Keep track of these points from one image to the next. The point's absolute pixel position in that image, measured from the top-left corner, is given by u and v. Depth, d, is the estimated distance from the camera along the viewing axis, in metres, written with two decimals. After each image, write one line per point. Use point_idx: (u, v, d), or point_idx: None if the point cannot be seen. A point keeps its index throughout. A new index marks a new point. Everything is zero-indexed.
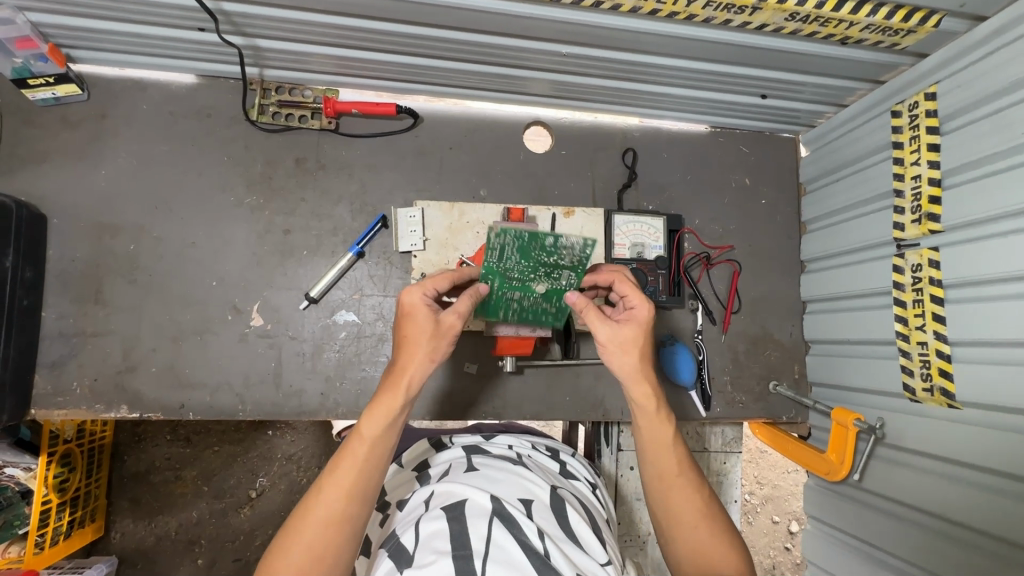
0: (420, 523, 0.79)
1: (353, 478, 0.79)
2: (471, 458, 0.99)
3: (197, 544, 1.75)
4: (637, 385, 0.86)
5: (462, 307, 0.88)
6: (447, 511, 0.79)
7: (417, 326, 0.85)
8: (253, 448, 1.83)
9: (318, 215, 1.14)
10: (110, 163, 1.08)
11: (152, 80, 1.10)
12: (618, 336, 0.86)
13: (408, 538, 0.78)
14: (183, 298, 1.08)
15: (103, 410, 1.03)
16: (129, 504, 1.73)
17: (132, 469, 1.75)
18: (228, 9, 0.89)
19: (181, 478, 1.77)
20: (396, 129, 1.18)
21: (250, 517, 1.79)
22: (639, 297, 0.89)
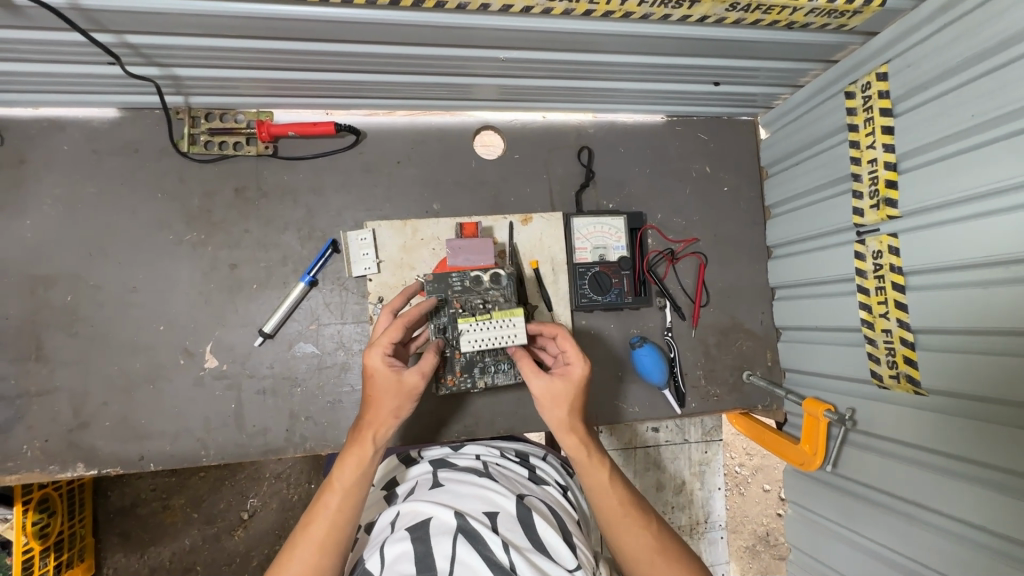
0: (384, 547, 0.76)
1: (326, 528, 0.79)
2: (437, 473, 0.96)
3: (193, 571, 1.73)
4: (565, 432, 0.88)
5: (425, 364, 0.88)
6: (412, 532, 0.77)
7: (384, 385, 0.85)
8: (239, 470, 1.80)
9: (265, 245, 1.09)
10: (35, 211, 1.02)
11: (70, 118, 1.03)
12: (548, 392, 0.88)
13: (373, 563, 0.75)
14: (131, 346, 1.03)
15: (59, 470, 0.99)
16: (119, 539, 1.70)
17: (117, 504, 1.71)
18: (133, 42, 0.83)
19: (169, 508, 1.74)
20: (338, 147, 1.12)
21: (244, 539, 1.77)
22: (576, 355, 0.90)
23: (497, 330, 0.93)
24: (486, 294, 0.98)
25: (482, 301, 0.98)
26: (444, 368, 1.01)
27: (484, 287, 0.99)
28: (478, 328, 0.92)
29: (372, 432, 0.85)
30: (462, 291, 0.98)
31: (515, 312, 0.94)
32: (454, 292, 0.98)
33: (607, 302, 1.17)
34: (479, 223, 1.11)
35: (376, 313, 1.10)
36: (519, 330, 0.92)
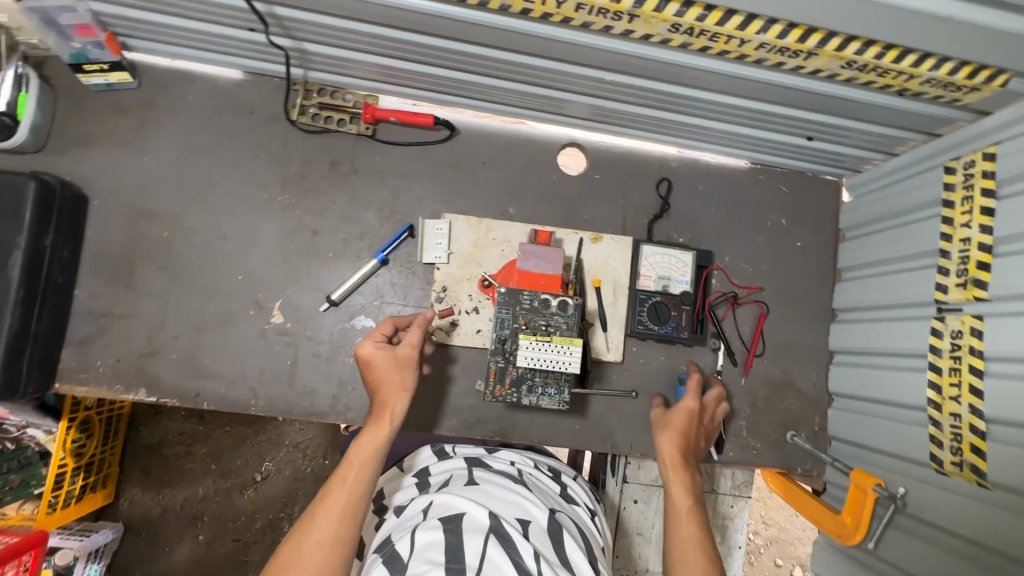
0: (415, 532, 0.78)
1: (345, 498, 0.82)
2: (473, 472, 0.97)
3: (200, 520, 1.79)
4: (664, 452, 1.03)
5: (414, 335, 0.98)
6: (444, 523, 0.79)
7: (383, 364, 0.94)
8: (261, 432, 1.85)
9: (347, 219, 1.14)
10: (153, 151, 1.11)
11: (201, 73, 1.13)
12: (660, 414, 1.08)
13: (402, 545, 0.77)
14: (209, 289, 1.10)
15: (123, 391, 1.06)
16: (139, 474, 1.78)
17: (146, 440, 1.79)
18: (279, 13, 0.90)
19: (191, 454, 1.81)
20: (431, 139, 1.18)
21: (252, 499, 1.81)
22: (694, 393, 1.08)
23: (554, 355, 0.93)
24: (551, 319, 0.96)
25: (545, 324, 0.96)
26: (494, 377, 0.96)
27: (550, 311, 0.96)
28: (536, 347, 0.92)
29: (384, 410, 0.90)
30: (531, 309, 0.96)
31: (574, 341, 0.93)
32: (521, 308, 0.97)
33: (662, 334, 1.16)
34: (553, 233, 1.13)
35: (437, 301, 1.12)
36: (575, 359, 0.92)
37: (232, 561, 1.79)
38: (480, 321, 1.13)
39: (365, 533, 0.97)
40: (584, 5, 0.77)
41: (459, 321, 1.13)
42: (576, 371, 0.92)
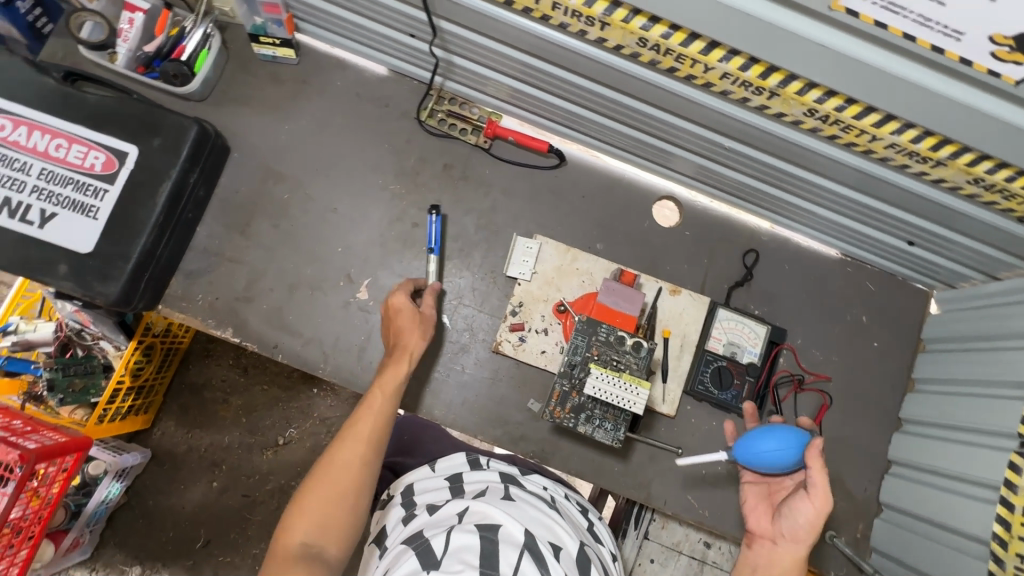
0: (452, 531, 0.80)
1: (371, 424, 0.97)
2: (507, 489, 0.99)
3: (218, 467, 1.86)
4: (805, 533, 0.95)
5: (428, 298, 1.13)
6: (480, 529, 0.81)
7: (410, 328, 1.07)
8: (294, 399, 1.93)
9: (447, 219, 1.22)
10: (294, 121, 1.22)
11: (353, 63, 1.25)
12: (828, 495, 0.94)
13: (437, 541, 0.80)
14: (310, 253, 1.18)
15: (213, 326, 1.14)
16: (177, 409, 1.88)
17: (191, 379, 1.89)
18: (443, 26, 1.00)
19: (227, 403, 1.90)
20: (540, 164, 1.25)
21: (270, 460, 1.88)
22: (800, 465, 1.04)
23: (621, 391, 0.93)
24: (623, 356, 0.97)
25: (616, 360, 0.98)
26: (556, 399, 0.98)
27: (623, 349, 0.98)
28: (605, 380, 0.94)
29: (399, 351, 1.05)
30: (605, 342, 0.98)
31: (642, 382, 0.94)
32: (597, 339, 0.98)
33: (720, 399, 1.16)
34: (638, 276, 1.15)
35: (511, 313, 1.17)
36: (640, 401, 0.92)
37: (237, 515, 1.84)
38: (547, 342, 1.16)
39: (386, 524, 0.99)
40: (731, 75, 0.82)
41: (528, 337, 1.16)
42: (640, 411, 0.93)
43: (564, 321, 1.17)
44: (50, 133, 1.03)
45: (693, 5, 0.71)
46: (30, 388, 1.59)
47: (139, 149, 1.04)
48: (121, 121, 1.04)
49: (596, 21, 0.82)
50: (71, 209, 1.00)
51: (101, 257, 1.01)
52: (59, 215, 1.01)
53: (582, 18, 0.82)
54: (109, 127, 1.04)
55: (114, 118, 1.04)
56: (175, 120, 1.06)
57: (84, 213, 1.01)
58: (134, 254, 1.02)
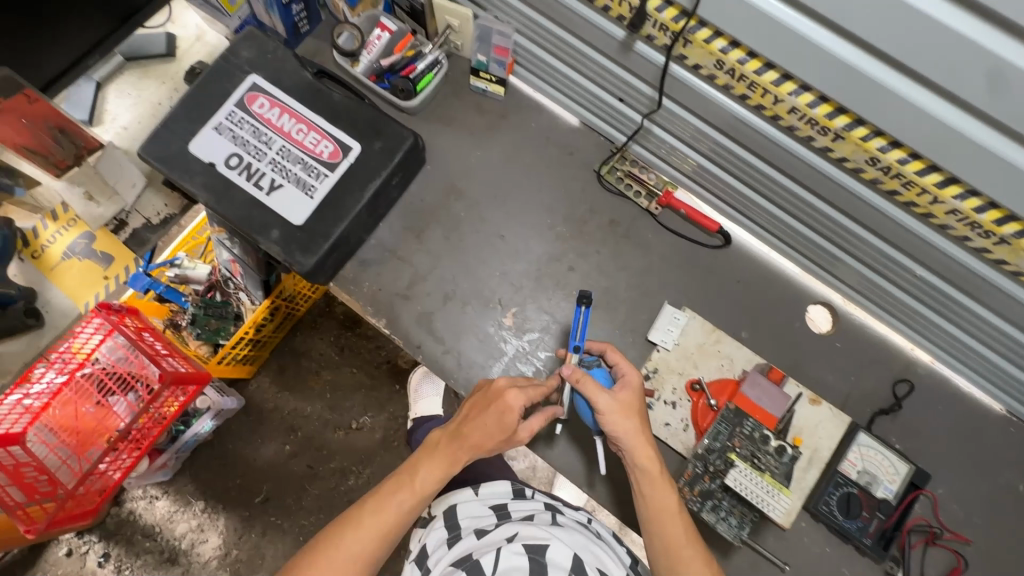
0: (502, 551, 0.95)
1: (395, 514, 0.94)
2: (552, 515, 1.10)
3: (294, 432, 1.96)
4: (647, 465, 0.94)
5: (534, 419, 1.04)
6: (531, 552, 0.95)
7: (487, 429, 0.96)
8: (378, 389, 2.01)
9: (601, 271, 1.26)
10: (486, 149, 1.33)
11: (550, 110, 1.35)
12: (610, 407, 0.97)
13: (488, 561, 0.95)
14: (469, 270, 1.26)
15: (371, 313, 1.24)
16: (276, 368, 1.99)
17: (296, 344, 2.01)
18: (661, 101, 1.07)
19: (318, 375, 2.00)
20: (703, 242, 1.27)
21: (340, 439, 1.97)
22: (629, 364, 1.04)
23: (761, 492, 0.91)
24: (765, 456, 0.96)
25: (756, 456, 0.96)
26: (687, 479, 0.98)
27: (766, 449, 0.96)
28: (747, 476, 0.92)
29: (461, 449, 0.97)
30: (749, 438, 0.97)
31: (784, 488, 0.92)
32: (740, 431, 0.97)
33: (843, 527, 1.09)
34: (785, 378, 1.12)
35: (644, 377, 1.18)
36: (779, 506, 0.90)
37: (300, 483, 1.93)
38: (673, 417, 1.16)
39: (427, 544, 1.10)
40: (959, 212, 0.81)
41: (655, 405, 1.17)
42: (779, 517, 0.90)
43: (694, 400, 1.16)
44: (296, 118, 1.19)
45: (907, 115, 0.74)
46: (172, 316, 1.49)
47: (362, 147, 1.17)
48: (354, 121, 1.19)
49: (831, 133, 0.84)
50: (295, 184, 1.14)
51: (308, 232, 1.14)
52: (284, 187, 1.15)
53: (818, 127, 0.85)
54: (344, 123, 1.19)
55: (349, 117, 1.19)
56: (398, 130, 1.19)
57: (304, 190, 1.15)
58: (334, 236, 1.14)
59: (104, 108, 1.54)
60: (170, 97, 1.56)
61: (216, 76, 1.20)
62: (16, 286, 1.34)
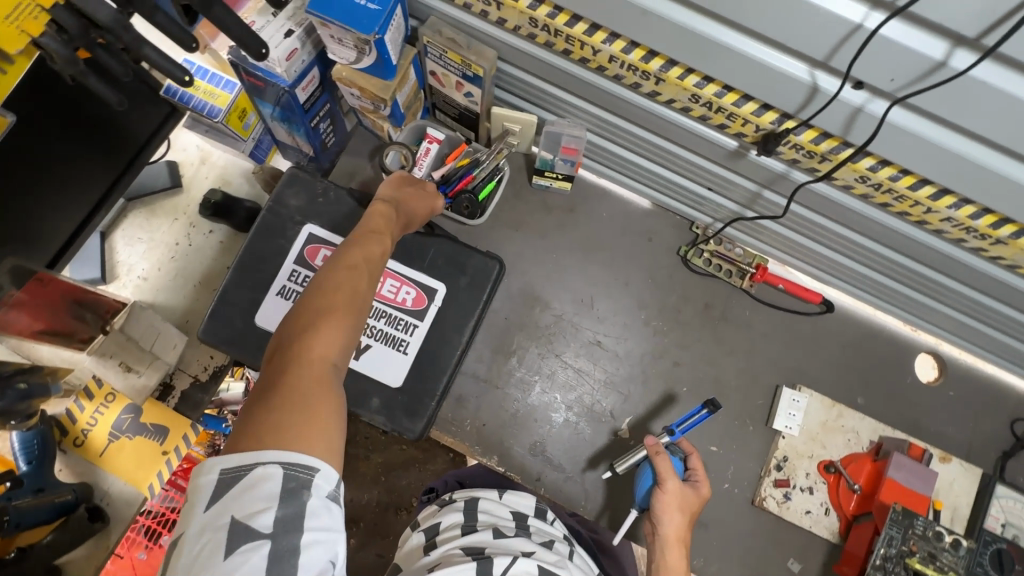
0: (519, 563, 0.78)
1: (380, 258, 0.84)
2: (569, 550, 0.91)
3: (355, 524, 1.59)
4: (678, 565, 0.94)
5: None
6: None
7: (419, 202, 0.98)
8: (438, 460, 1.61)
9: (707, 360, 1.21)
10: (561, 250, 1.24)
11: (620, 196, 1.27)
12: (678, 493, 0.98)
13: (501, 562, 0.77)
14: (573, 384, 1.19)
15: (480, 453, 1.16)
16: None
17: None
18: (764, 195, 1.01)
19: (367, 459, 1.61)
20: (803, 311, 1.23)
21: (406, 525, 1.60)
22: (704, 474, 1.03)
23: None
24: (943, 553, 0.97)
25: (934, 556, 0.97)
26: None
27: (942, 545, 0.98)
28: None
29: (403, 217, 0.94)
30: (924, 536, 0.97)
31: None
32: (914, 532, 0.98)
33: None
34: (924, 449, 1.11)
35: (776, 468, 1.15)
36: None
37: None
38: (813, 503, 1.13)
39: (440, 522, 0.92)
40: None
41: (793, 495, 1.14)
42: None
43: (831, 481, 1.14)
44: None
45: (990, 182, 0.70)
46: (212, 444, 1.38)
47: (447, 287, 1.08)
48: (432, 259, 1.08)
49: (991, 238, 0.80)
50: (385, 344, 1.03)
51: (410, 393, 1.05)
52: (373, 347, 1.03)
53: (975, 234, 0.81)
54: (422, 264, 1.08)
55: (424, 258, 1.08)
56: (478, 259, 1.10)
57: (396, 347, 1.04)
58: (439, 392, 1.05)
59: (115, 260, 1.38)
60: (187, 234, 1.40)
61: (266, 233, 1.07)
62: (70, 489, 1.20)
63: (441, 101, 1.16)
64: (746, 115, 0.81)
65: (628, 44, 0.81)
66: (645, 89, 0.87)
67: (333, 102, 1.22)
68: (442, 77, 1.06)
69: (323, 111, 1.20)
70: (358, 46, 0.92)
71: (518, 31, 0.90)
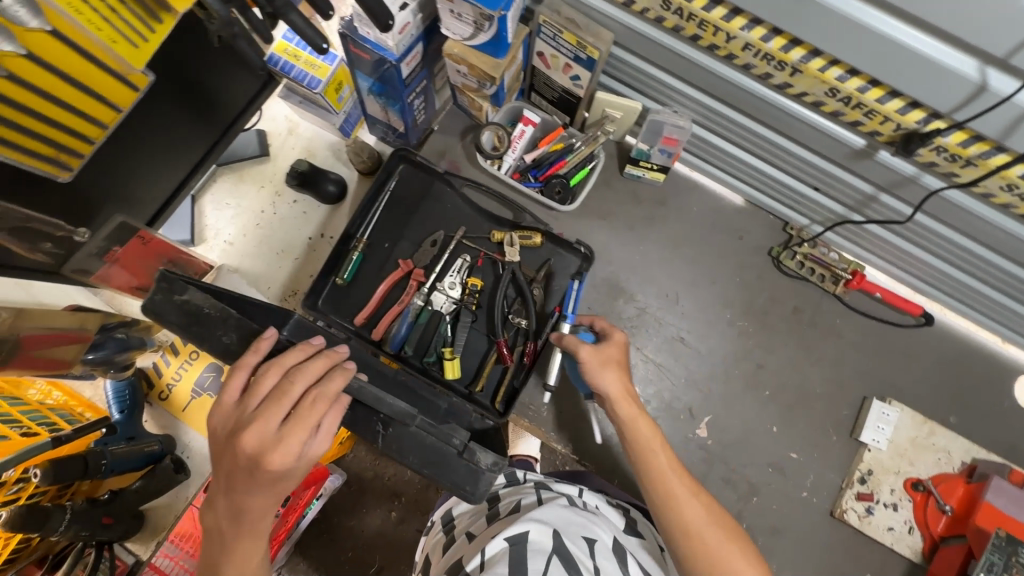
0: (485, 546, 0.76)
1: (252, 538, 0.67)
2: (537, 496, 0.91)
3: (398, 498, 1.57)
4: (660, 477, 0.88)
5: (289, 358, 0.68)
6: (511, 538, 0.76)
7: (254, 428, 0.63)
8: None
9: (793, 366, 1.18)
10: (648, 243, 1.22)
11: (712, 191, 1.23)
12: (596, 356, 0.98)
13: (472, 564, 0.76)
14: (653, 379, 1.18)
15: (556, 440, 1.16)
16: None
17: None
18: (880, 198, 0.97)
19: None
20: (898, 323, 1.18)
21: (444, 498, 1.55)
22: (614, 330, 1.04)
23: None
24: None
25: None
26: None
27: None
28: None
29: (261, 476, 0.63)
30: None
31: None
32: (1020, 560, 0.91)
33: None
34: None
35: (859, 481, 1.12)
36: None
37: None
38: (896, 520, 1.10)
39: (429, 554, 0.95)
40: None
41: (875, 510, 1.11)
42: None
43: (918, 500, 1.10)
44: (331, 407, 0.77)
45: None
46: None
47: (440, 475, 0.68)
48: (409, 459, 0.68)
49: None
50: None
51: None
52: None
53: None
54: (405, 461, 0.69)
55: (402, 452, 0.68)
56: (571, 259, 1.19)
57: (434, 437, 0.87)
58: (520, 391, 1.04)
59: (203, 224, 1.42)
60: (272, 203, 1.43)
61: (185, 325, 0.69)
62: (157, 440, 1.25)
63: (541, 83, 1.14)
64: (888, 113, 0.77)
65: (769, 32, 0.78)
66: (775, 80, 0.84)
67: (430, 79, 1.22)
68: (550, 58, 1.04)
69: (420, 87, 1.20)
70: (477, 21, 0.91)
71: (644, 14, 0.87)
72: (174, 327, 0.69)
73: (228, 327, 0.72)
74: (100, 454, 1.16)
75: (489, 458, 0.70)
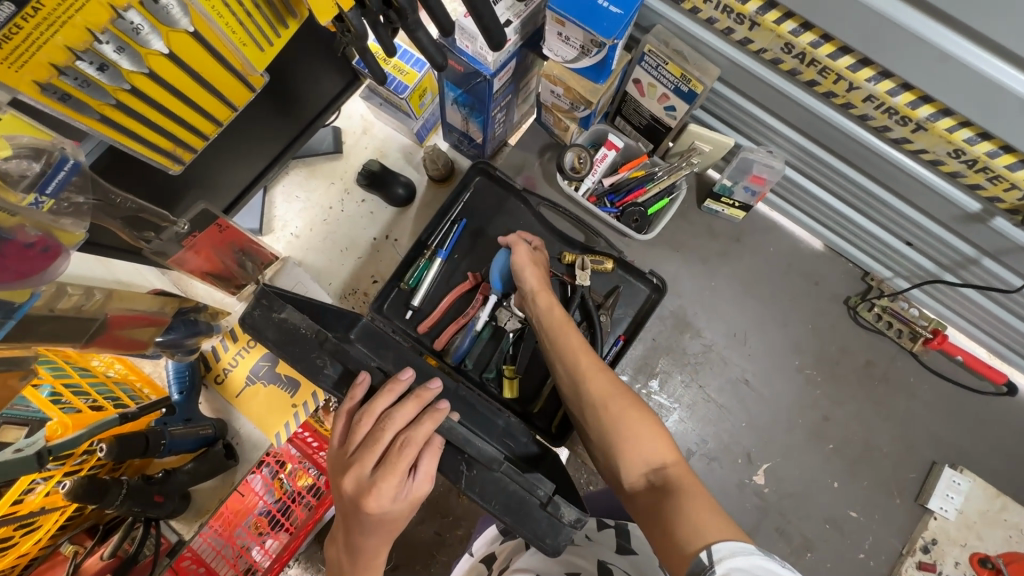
0: None
1: (372, 565, 0.84)
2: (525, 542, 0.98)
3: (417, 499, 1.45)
4: (604, 401, 0.91)
5: (379, 406, 0.80)
6: None
7: (353, 472, 0.78)
8: None
9: (861, 422, 1.14)
10: (720, 279, 1.20)
11: (790, 232, 1.20)
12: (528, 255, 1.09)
13: None
14: (713, 419, 1.15)
15: None
16: None
17: None
18: (981, 262, 0.93)
19: None
20: (976, 389, 1.13)
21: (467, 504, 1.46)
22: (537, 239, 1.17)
23: None
24: None
25: None
26: None
27: None
28: None
29: (361, 515, 0.77)
30: None
31: None
32: None
33: None
34: None
35: (922, 550, 1.08)
36: None
37: None
38: None
39: None
40: None
41: None
42: None
43: None
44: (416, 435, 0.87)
45: None
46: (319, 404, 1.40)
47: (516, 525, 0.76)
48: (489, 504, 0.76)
49: None
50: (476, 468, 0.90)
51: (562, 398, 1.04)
52: None
53: None
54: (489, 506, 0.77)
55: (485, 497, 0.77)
56: (641, 289, 1.17)
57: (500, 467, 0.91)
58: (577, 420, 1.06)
59: (272, 214, 1.43)
60: (340, 200, 1.44)
61: (284, 343, 0.80)
62: (212, 424, 1.28)
63: (631, 110, 1.13)
64: (1017, 181, 0.73)
65: (897, 86, 0.75)
66: (893, 134, 0.81)
67: (515, 94, 1.21)
68: (646, 86, 1.03)
69: (505, 101, 1.19)
70: (585, 46, 0.89)
71: (761, 54, 0.86)
72: (272, 341, 0.80)
73: (322, 350, 0.81)
74: (160, 434, 1.17)
75: (571, 513, 0.76)
